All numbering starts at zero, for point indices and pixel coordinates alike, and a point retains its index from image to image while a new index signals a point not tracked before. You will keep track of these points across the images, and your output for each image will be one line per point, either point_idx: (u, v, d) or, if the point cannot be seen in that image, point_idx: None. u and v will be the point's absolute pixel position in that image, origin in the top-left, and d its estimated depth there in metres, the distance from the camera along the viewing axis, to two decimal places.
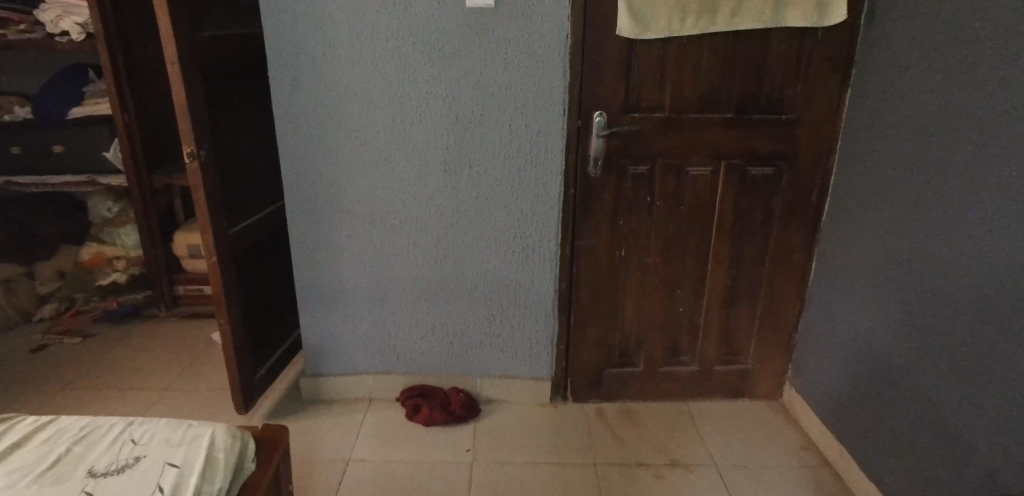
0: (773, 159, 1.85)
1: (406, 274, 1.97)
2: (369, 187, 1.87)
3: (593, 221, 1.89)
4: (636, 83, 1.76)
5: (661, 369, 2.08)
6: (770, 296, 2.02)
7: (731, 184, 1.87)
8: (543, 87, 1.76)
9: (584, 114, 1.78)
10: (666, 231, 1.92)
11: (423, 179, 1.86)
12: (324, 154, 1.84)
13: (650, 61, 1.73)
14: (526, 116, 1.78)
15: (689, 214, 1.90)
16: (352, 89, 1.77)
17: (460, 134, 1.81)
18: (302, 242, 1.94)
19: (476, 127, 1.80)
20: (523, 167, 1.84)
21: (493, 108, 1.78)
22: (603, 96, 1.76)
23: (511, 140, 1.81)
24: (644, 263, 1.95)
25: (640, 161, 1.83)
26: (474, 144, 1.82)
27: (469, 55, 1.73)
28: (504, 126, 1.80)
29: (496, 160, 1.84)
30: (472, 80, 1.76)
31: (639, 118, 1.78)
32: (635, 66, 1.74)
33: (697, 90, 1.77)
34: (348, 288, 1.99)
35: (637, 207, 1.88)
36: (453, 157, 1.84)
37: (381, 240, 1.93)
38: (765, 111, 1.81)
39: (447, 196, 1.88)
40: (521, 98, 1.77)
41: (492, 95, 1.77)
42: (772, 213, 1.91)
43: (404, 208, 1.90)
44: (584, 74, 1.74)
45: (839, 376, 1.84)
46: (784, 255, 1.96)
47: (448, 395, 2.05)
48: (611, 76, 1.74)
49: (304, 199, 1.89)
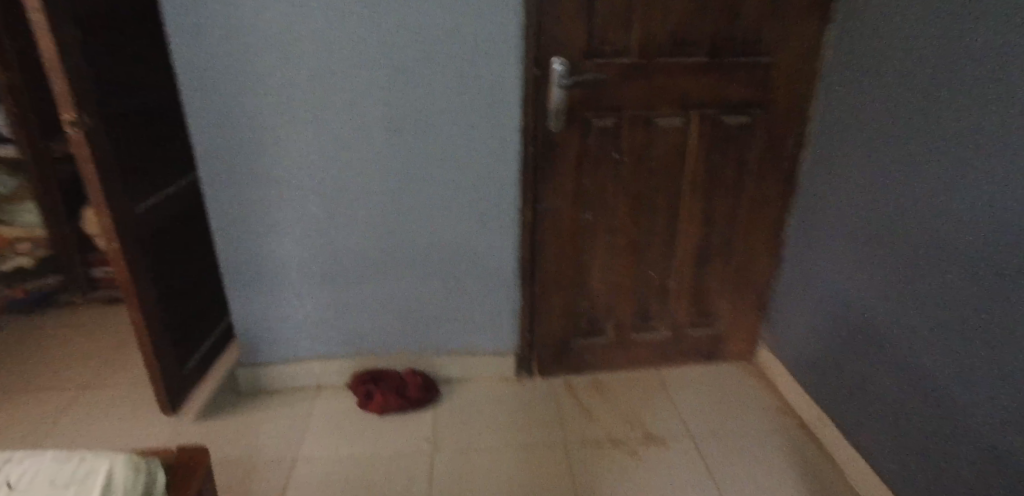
0: (749, 107, 1.68)
1: (347, 250, 1.76)
2: (297, 153, 1.63)
3: (555, 181, 1.70)
4: (599, 23, 1.54)
5: (631, 335, 1.96)
6: (744, 256, 1.89)
7: (704, 136, 1.70)
8: (493, 30, 1.52)
9: (541, 60, 1.56)
10: (635, 191, 1.75)
11: (360, 141, 1.63)
12: (240, 116, 1.58)
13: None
14: (474, 64, 1.55)
15: (659, 170, 1.73)
16: (267, 37, 1.50)
17: (400, 87, 1.57)
18: (224, 218, 1.69)
19: (418, 80, 1.57)
20: (474, 124, 1.62)
21: (435, 55, 1.54)
22: (562, 39, 1.54)
23: (459, 93, 1.58)
24: (611, 226, 1.79)
25: (604, 113, 1.64)
26: (416, 99, 1.59)
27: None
28: (451, 78, 1.57)
29: (444, 118, 1.61)
30: (409, 24, 1.51)
31: (602, 64, 1.58)
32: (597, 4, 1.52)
33: (666, 30, 1.56)
34: (283, 267, 1.77)
35: (602, 165, 1.70)
36: (393, 114, 1.60)
37: (316, 214, 1.71)
38: (741, 54, 1.62)
39: (389, 159, 1.65)
40: (468, 43, 1.53)
41: (435, 42, 1.53)
42: (746, 166, 1.76)
43: (341, 176, 1.66)
44: (538, 14, 1.51)
45: (817, 338, 1.74)
46: (759, 211, 1.83)
47: (403, 377, 1.88)
48: (570, 16, 1.52)
49: (222, 168, 1.63)
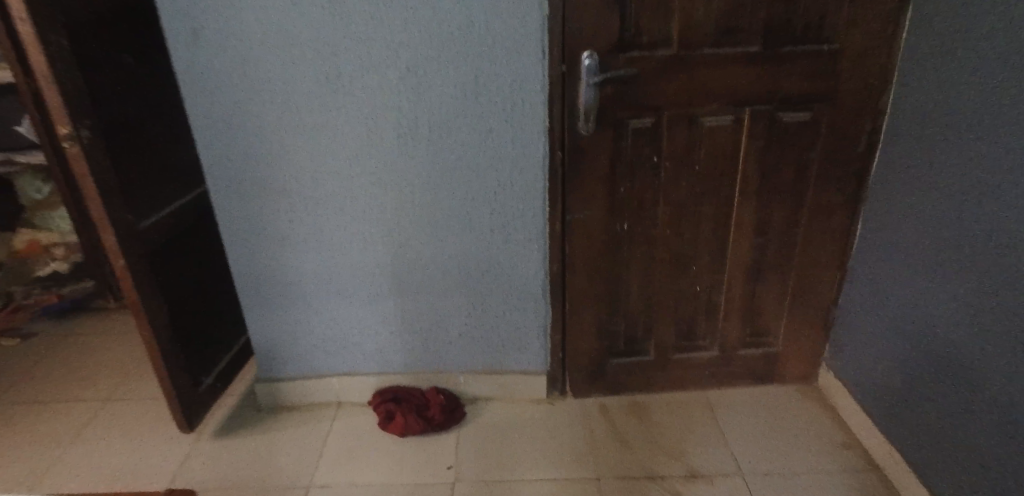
0: (810, 102, 1.46)
1: (364, 264, 1.65)
2: (306, 162, 1.52)
3: (586, 189, 1.53)
4: (634, 10, 1.35)
5: (673, 355, 1.78)
6: (803, 269, 1.68)
7: (757, 136, 1.49)
8: (513, 23, 1.36)
9: (568, 55, 1.39)
10: (677, 198, 1.56)
11: (372, 149, 1.50)
12: (246, 124, 1.48)
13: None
14: (493, 62, 1.40)
15: (704, 175, 1.54)
16: (269, 40, 1.39)
17: (413, 90, 1.43)
18: (236, 231, 1.61)
19: (432, 81, 1.42)
20: (495, 128, 1.47)
21: (450, 53, 1.39)
22: (592, 32, 1.36)
23: (477, 94, 1.43)
24: (650, 237, 1.61)
25: (641, 112, 1.45)
26: (431, 101, 1.44)
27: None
28: (468, 78, 1.42)
29: (461, 121, 1.46)
30: (421, 19, 1.36)
31: (638, 57, 1.39)
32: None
33: (713, 17, 1.36)
34: (298, 282, 1.68)
35: (640, 170, 1.52)
36: (407, 119, 1.47)
37: (329, 226, 1.60)
38: (801, 41, 1.40)
39: (403, 168, 1.52)
40: (486, 39, 1.38)
41: (450, 38, 1.38)
42: (807, 169, 1.55)
43: (353, 186, 1.55)
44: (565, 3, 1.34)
45: (890, 365, 1.52)
46: (821, 219, 1.61)
47: (426, 396, 1.77)
48: (600, 4, 1.34)
49: (231, 179, 1.54)
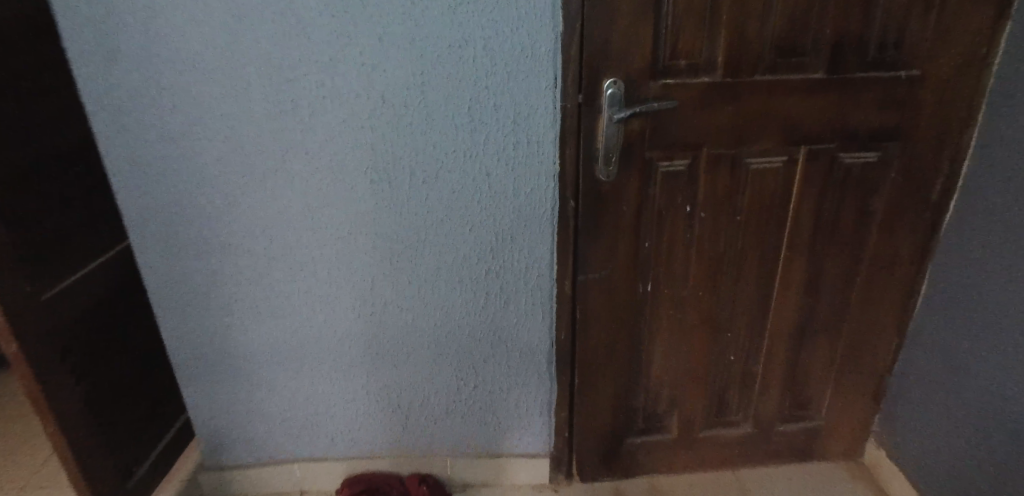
0: (879, 139, 1.20)
1: (331, 332, 1.35)
2: (256, 213, 1.21)
3: (605, 244, 1.25)
4: (673, 27, 1.07)
5: (700, 432, 1.50)
6: (857, 333, 1.41)
7: (813, 179, 1.22)
8: (519, 42, 1.08)
9: (588, 83, 1.11)
10: (714, 253, 1.29)
11: (340, 197, 1.20)
12: (178, 165, 1.16)
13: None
14: (494, 91, 1.11)
15: (748, 227, 1.26)
16: (204, 61, 1.08)
17: (392, 125, 1.13)
18: (171, 296, 1.29)
19: (415, 114, 1.12)
20: (494, 171, 1.18)
21: (438, 80, 1.10)
22: (618, 55, 1.08)
23: (472, 130, 1.14)
24: (680, 299, 1.33)
25: (675, 152, 1.17)
26: (413, 138, 1.14)
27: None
28: (461, 111, 1.12)
29: (452, 163, 1.17)
30: (402, 37, 1.06)
31: (675, 85, 1.12)
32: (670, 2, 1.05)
33: (767, 37, 1.10)
34: (248, 354, 1.37)
35: (670, 221, 1.24)
36: (385, 161, 1.16)
37: (287, 289, 1.29)
38: (871, 66, 1.14)
39: (380, 219, 1.22)
40: (485, 62, 1.09)
41: (438, 60, 1.08)
42: (869, 218, 1.28)
43: (316, 241, 1.24)
44: (585, 18, 1.06)
45: (972, 454, 1.26)
46: (881, 276, 1.35)
47: (406, 487, 1.47)
48: (631, 20, 1.06)
49: (161, 234, 1.22)
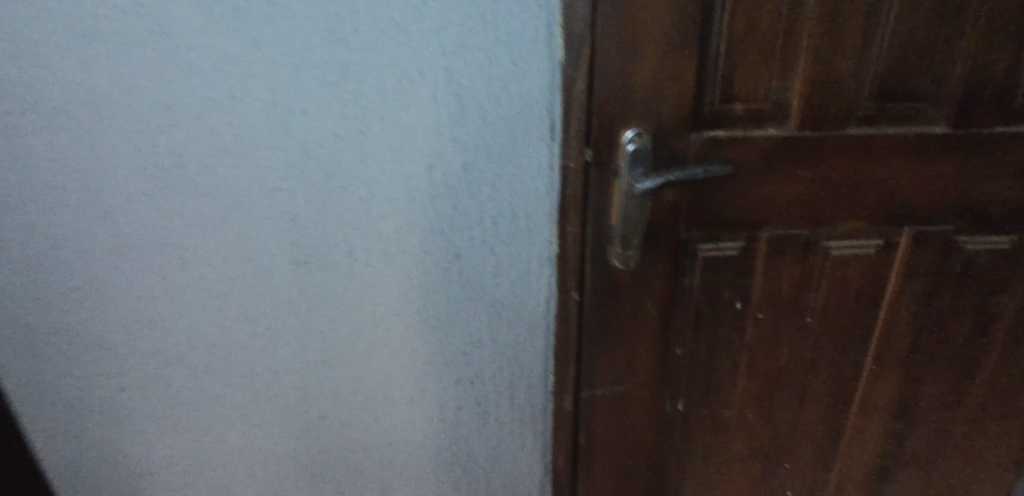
0: (1016, 220, 0.85)
1: (241, 455, 1.00)
2: (134, 303, 0.88)
3: (621, 351, 0.91)
4: (727, 62, 0.74)
5: None
6: (961, 470, 1.05)
7: (914, 270, 0.88)
8: (502, 79, 0.75)
9: (601, 139, 0.77)
10: (772, 363, 0.94)
11: (251, 285, 0.87)
12: (24, 239, 0.83)
13: (762, 12, 0.71)
14: (462, 143, 0.79)
15: (819, 331, 0.92)
16: (52, 97, 0.75)
17: (321, 190, 0.81)
18: (26, 408, 0.95)
19: (355, 176, 0.80)
20: (464, 252, 0.85)
21: (383, 129, 0.77)
22: (646, 98, 0.75)
23: (434, 198, 0.82)
24: (721, 424, 0.98)
25: (721, 232, 0.84)
26: (354, 208, 0.82)
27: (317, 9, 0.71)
28: (418, 171, 0.80)
29: (408, 242, 0.84)
30: (334, 71, 0.74)
31: (726, 140, 0.78)
32: (724, 25, 0.72)
33: (864, 76, 0.75)
34: (136, 483, 1.02)
35: (712, 321, 0.90)
36: (313, 238, 0.84)
37: (183, 401, 0.95)
38: (1015, 120, 0.79)
39: (310, 311, 0.89)
40: (449, 105, 0.76)
41: (386, 102, 0.76)
42: (991, 323, 0.92)
43: (218, 340, 0.90)
44: (597, 47, 0.72)
45: None
46: (1001, 398, 0.98)
47: None
48: (665, 51, 0.73)
49: (7, 327, 0.89)
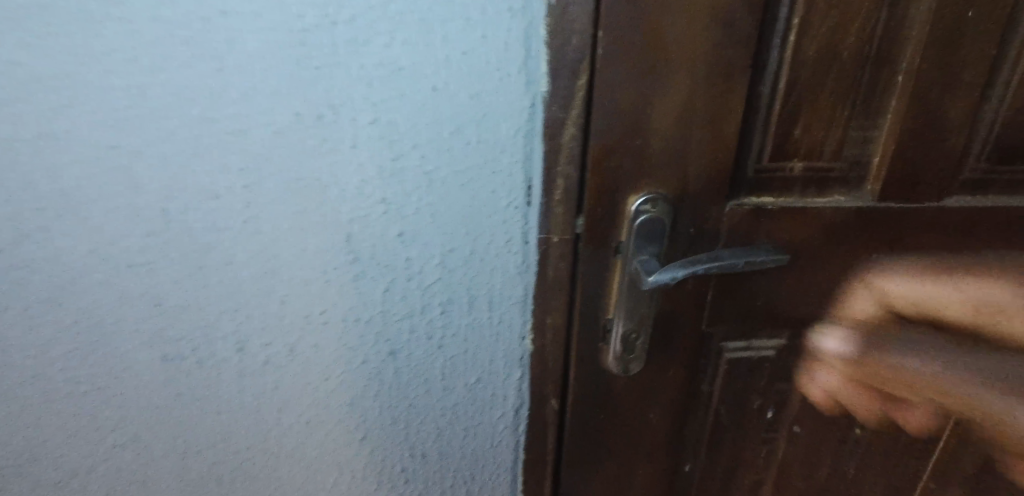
0: None
1: None
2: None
3: (615, 473, 0.69)
4: (788, 103, 0.51)
5: None
6: None
7: None
8: (458, 126, 0.50)
9: (600, 205, 0.54)
10: (807, 483, 0.73)
11: (104, 386, 0.63)
12: None
13: (845, 33, 0.48)
14: (395, 208, 0.54)
15: (873, 447, 0.70)
16: None
17: (192, 269, 0.56)
18: None
19: (248, 251, 0.56)
20: (402, 349, 0.62)
21: (277, 186, 0.53)
22: (669, 153, 0.52)
23: (356, 280, 0.57)
24: None
25: (756, 328, 0.62)
26: (249, 292, 0.58)
27: (165, 10, 0.46)
28: (337, 246, 0.55)
29: (328, 335, 0.61)
30: (208, 106, 0.49)
31: (775, 213, 0.55)
32: (787, 52, 0.49)
33: (975, 130, 0.53)
34: None
35: (735, 434, 0.68)
36: (186, 329, 0.60)
37: None
38: None
39: (189, 418, 0.65)
40: (377, 156, 0.51)
41: (288, 153, 0.51)
42: None
43: (64, 451, 0.67)
44: (597, 76, 0.49)
45: None
46: None
47: None
48: (697, 87, 0.49)
49: None
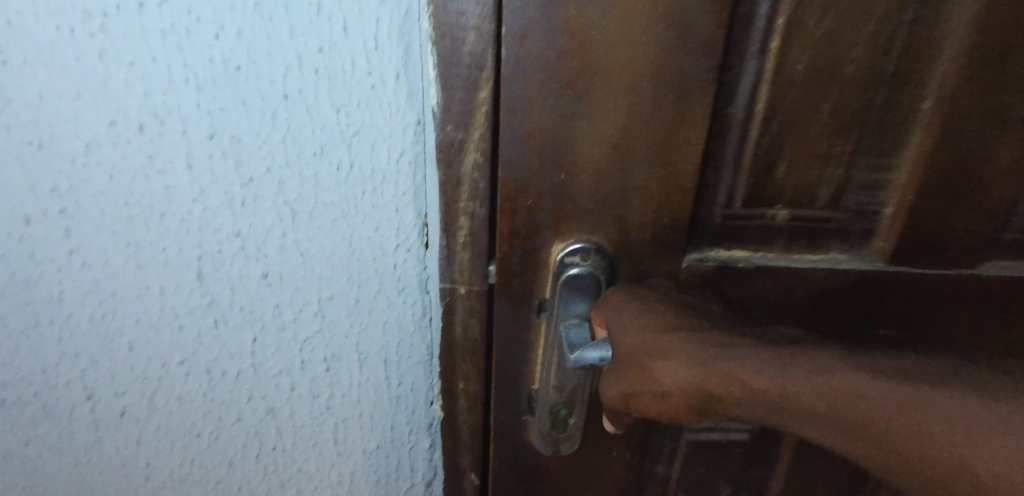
0: None
1: None
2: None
3: None
4: (767, 134, 0.38)
5: None
6: None
7: None
8: (321, 146, 0.38)
9: (515, 255, 0.42)
10: None
11: None
12: None
13: (846, 43, 0.36)
14: (254, 245, 0.42)
15: None
16: None
17: (16, 307, 0.46)
18: None
19: (81, 287, 0.45)
20: (283, 407, 0.51)
21: (102, 214, 0.41)
22: (602, 193, 0.40)
23: (217, 327, 0.46)
24: None
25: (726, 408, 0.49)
26: (92, 335, 0.47)
27: None
28: (189, 286, 0.44)
29: (193, 387, 0.50)
30: (4, 112, 0.38)
31: (749, 274, 0.42)
32: (765, 65, 0.36)
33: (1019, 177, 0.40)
34: None
35: None
36: (22, 372, 0.49)
37: None
38: None
39: (38, 476, 0.55)
40: (220, 181, 0.40)
41: (108, 172, 0.40)
42: None
43: None
44: (503, 91, 0.36)
45: None
46: None
47: None
48: (639, 108, 0.37)
49: None
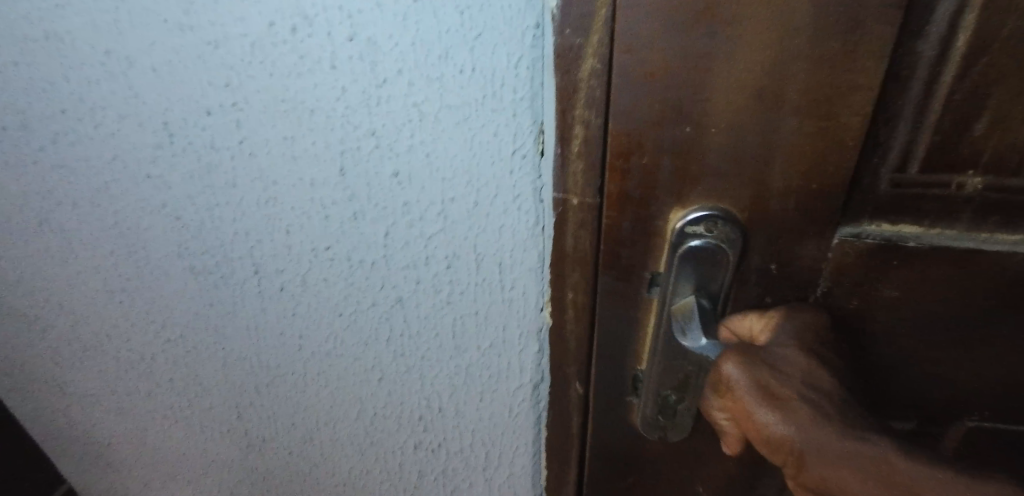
0: None
1: (181, 450, 0.84)
2: (39, 266, 0.72)
3: None
4: (964, 82, 0.31)
5: None
6: None
7: None
8: (448, 49, 0.38)
9: (626, 221, 0.39)
10: None
11: (156, 284, 0.65)
12: None
13: None
14: (387, 143, 0.43)
15: None
16: None
17: (202, 187, 0.53)
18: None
19: (249, 175, 0.50)
20: (410, 299, 0.52)
21: (265, 108, 0.46)
22: (758, 123, 0.33)
23: (356, 220, 0.48)
24: None
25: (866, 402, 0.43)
26: (256, 220, 0.53)
27: None
28: (332, 180, 0.47)
29: (336, 274, 0.53)
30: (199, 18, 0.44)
31: (917, 255, 0.36)
32: None
33: None
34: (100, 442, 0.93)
35: None
36: (208, 248, 0.58)
37: (124, 383, 0.80)
38: None
39: (220, 334, 0.66)
40: (358, 81, 0.41)
41: (270, 71, 0.44)
42: None
43: (136, 333, 0.73)
44: (617, 25, 0.33)
45: None
46: None
47: None
48: (796, 29, 0.31)
49: None
